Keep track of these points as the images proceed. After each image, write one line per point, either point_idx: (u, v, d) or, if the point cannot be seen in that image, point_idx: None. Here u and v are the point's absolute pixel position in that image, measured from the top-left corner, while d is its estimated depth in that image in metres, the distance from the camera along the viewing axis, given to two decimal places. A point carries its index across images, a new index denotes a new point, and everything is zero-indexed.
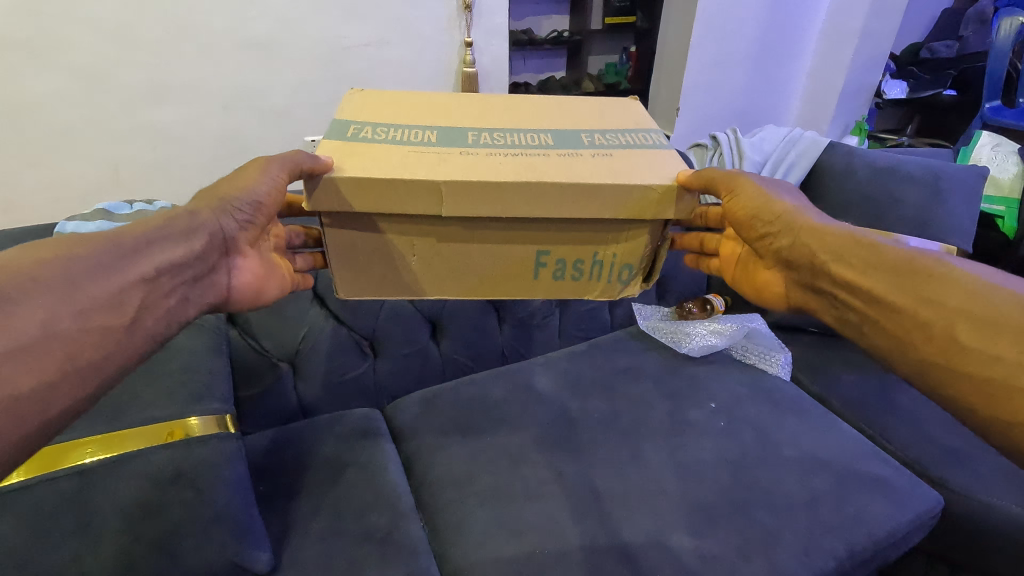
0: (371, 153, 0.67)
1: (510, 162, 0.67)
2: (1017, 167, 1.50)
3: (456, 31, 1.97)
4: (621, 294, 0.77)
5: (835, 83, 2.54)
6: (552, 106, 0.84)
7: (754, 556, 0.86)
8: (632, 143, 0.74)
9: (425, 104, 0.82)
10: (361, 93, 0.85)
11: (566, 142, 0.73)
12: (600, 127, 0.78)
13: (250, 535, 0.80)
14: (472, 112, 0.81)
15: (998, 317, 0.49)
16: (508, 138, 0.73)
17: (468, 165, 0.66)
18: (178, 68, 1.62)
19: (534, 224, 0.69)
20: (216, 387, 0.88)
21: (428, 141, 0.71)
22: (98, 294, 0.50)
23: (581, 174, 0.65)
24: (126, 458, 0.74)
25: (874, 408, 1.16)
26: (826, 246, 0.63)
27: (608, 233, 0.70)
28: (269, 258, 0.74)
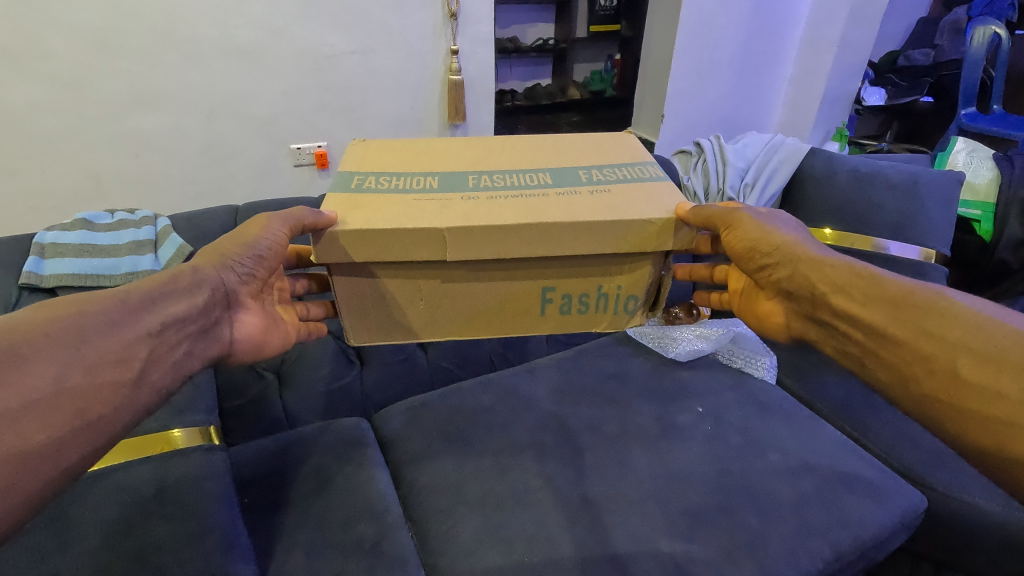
0: (373, 203, 0.67)
1: (509, 204, 0.67)
2: (992, 172, 1.49)
3: (442, 39, 2.06)
4: (629, 324, 0.77)
5: (815, 89, 2.59)
6: (548, 144, 0.85)
7: (740, 558, 0.86)
8: (629, 176, 0.74)
9: (426, 150, 0.82)
10: (363, 143, 0.85)
11: (563, 181, 0.73)
12: (598, 163, 0.78)
13: (236, 548, 0.74)
14: (468, 155, 0.81)
15: (999, 353, 0.50)
16: (506, 180, 0.73)
17: (469, 210, 0.66)
18: (161, 78, 1.77)
19: (539, 263, 0.69)
20: (198, 399, 0.89)
21: (429, 187, 0.71)
22: (107, 348, 0.50)
23: (582, 212, 0.66)
24: (107, 471, 0.76)
25: (857, 410, 1.18)
26: (825, 278, 0.64)
27: (615, 265, 0.70)
28: (272, 311, 0.73)
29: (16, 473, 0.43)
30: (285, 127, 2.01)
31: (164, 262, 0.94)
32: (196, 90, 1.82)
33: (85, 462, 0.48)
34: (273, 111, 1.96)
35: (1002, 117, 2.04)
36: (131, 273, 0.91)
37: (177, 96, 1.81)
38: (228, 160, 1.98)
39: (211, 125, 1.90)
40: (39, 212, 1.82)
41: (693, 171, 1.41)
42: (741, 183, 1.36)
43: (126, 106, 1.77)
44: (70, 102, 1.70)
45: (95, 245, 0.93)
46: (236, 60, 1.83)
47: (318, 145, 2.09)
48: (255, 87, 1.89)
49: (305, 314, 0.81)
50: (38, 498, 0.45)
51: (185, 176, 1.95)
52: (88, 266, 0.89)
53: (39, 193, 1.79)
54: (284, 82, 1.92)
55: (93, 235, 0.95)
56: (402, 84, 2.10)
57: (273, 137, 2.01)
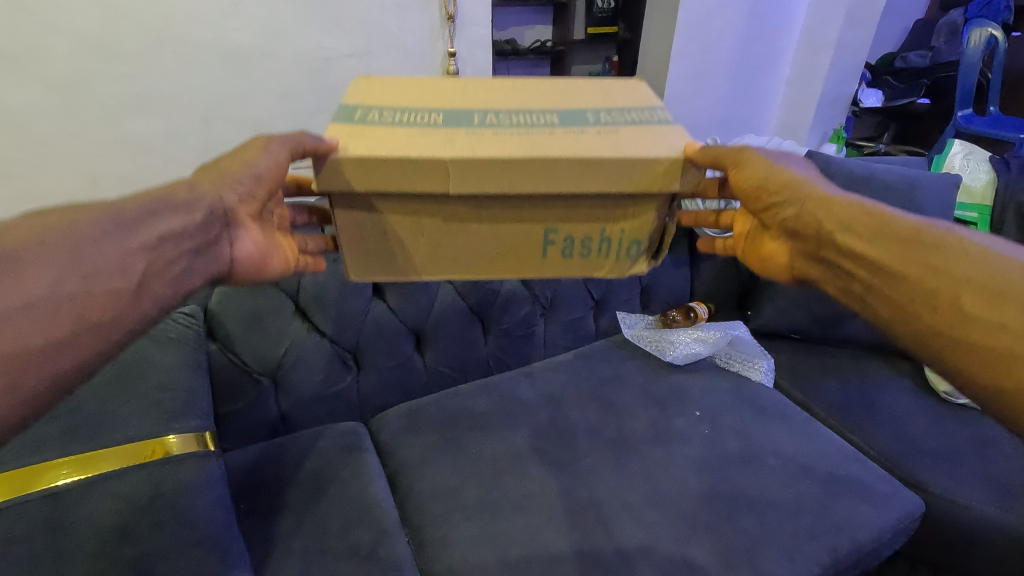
0: (375, 136, 0.67)
1: (514, 140, 0.67)
2: (988, 175, 1.48)
3: (440, 42, 1.99)
4: (629, 270, 0.77)
5: (813, 91, 2.59)
6: (559, 85, 0.83)
7: (741, 565, 0.86)
8: (638, 119, 0.74)
9: (431, 87, 0.81)
10: (368, 79, 0.84)
11: (570, 122, 0.73)
12: (606, 105, 0.77)
13: (231, 556, 0.77)
14: (474, 92, 0.80)
15: (1003, 285, 0.51)
16: (512, 116, 0.73)
17: (473, 144, 0.65)
18: None
19: (543, 203, 0.69)
20: (195, 404, 0.87)
21: (434, 121, 0.71)
22: (103, 256, 0.49)
23: (588, 150, 0.65)
24: (102, 478, 0.74)
25: (854, 413, 1.18)
26: (834, 216, 0.63)
27: (621, 205, 0.70)
28: (272, 237, 0.70)
29: (14, 370, 0.42)
30: None
31: None
32: None
33: (90, 369, 0.47)
34: None
35: (997, 120, 2.04)
36: None
37: None
38: None
39: None
40: None
41: None
42: None
43: None
44: None
45: None
46: None
47: None
48: None
49: (304, 245, 0.79)
50: (40, 401, 0.44)
51: None
52: None
53: None
54: None
55: None
56: None
57: None
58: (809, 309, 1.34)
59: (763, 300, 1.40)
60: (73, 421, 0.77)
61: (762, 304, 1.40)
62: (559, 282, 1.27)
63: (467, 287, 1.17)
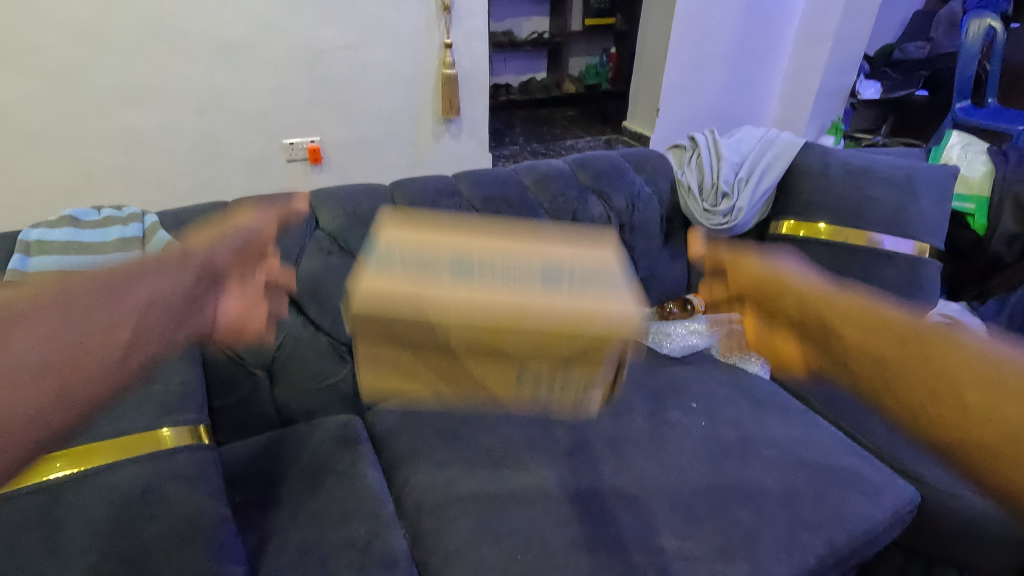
0: (399, 289, 0.93)
1: (490, 290, 0.87)
2: (986, 166, 1.47)
3: (435, 34, 2.04)
4: (571, 376, 0.96)
5: (810, 83, 2.58)
6: (541, 234, 1.07)
7: (735, 557, 0.86)
8: (593, 277, 0.91)
9: (456, 229, 1.01)
10: (392, 211, 1.11)
11: (553, 288, 0.84)
12: (579, 261, 0.96)
13: (223, 548, 0.75)
14: (491, 240, 0.97)
15: (1000, 378, 0.45)
16: (501, 261, 0.90)
17: (465, 297, 0.87)
18: (151, 73, 1.77)
19: (516, 332, 0.86)
20: (188, 397, 0.87)
21: (444, 275, 0.87)
22: (91, 319, 0.46)
23: (529, 307, 0.86)
24: (95, 473, 0.74)
25: (851, 405, 1.18)
26: (842, 316, 0.65)
27: (579, 339, 0.85)
28: (254, 292, 0.92)
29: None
30: (277, 122, 1.99)
31: None
32: (186, 84, 1.82)
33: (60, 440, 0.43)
34: (264, 107, 1.95)
35: (996, 111, 2.03)
36: None
37: (168, 91, 1.81)
38: (220, 157, 1.97)
39: (204, 120, 1.89)
40: (32, 210, 1.83)
41: (687, 165, 1.41)
42: (735, 177, 1.35)
43: (115, 102, 1.77)
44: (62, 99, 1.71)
45: (81, 242, 0.93)
46: (229, 54, 1.83)
47: (312, 141, 2.07)
48: (247, 82, 1.88)
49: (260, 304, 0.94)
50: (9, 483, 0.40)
51: (177, 172, 1.94)
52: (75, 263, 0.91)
53: (29, 190, 1.79)
54: (278, 77, 1.92)
55: (80, 232, 0.95)
56: (396, 78, 2.08)
57: (265, 132, 1.99)
58: None
59: None
60: None
61: None
62: None
63: None
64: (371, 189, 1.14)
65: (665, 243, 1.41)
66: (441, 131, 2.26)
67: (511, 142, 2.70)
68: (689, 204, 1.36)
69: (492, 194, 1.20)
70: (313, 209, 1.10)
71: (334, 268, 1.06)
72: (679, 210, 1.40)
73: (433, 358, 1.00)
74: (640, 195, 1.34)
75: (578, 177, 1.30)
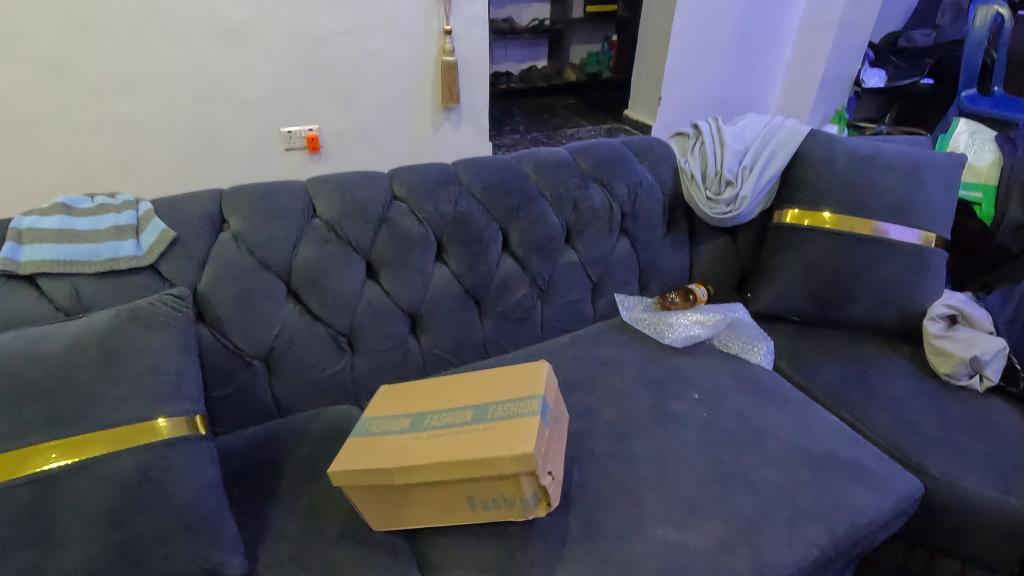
0: (378, 446, 0.88)
1: (436, 441, 0.85)
2: (993, 154, 1.45)
3: (434, 20, 2.01)
4: (531, 514, 0.86)
5: (815, 71, 2.55)
6: (478, 376, 1.01)
7: (737, 549, 0.85)
8: (511, 411, 0.88)
9: (424, 390, 1.01)
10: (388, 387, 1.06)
11: (476, 420, 0.88)
12: (497, 398, 0.92)
13: (223, 539, 0.78)
14: (449, 391, 0.98)
15: None
16: (446, 417, 0.92)
17: (407, 450, 0.85)
18: (147, 59, 1.74)
19: (463, 487, 0.83)
20: (184, 385, 0.84)
21: (400, 429, 0.91)
22: None
23: (471, 452, 0.81)
24: (90, 464, 0.73)
25: (854, 396, 1.16)
26: None
27: (486, 471, 0.80)
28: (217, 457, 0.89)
29: None
30: (274, 109, 1.97)
31: (146, 248, 0.94)
32: (180, 70, 1.79)
33: None
34: (261, 94, 1.92)
35: (1003, 99, 2.00)
36: (112, 258, 0.92)
37: (163, 78, 1.79)
38: (217, 145, 1.95)
39: (200, 108, 1.87)
40: (27, 199, 1.82)
41: (690, 153, 1.39)
42: (739, 166, 1.34)
43: (111, 89, 1.75)
44: (57, 86, 1.69)
45: (74, 230, 0.92)
46: (225, 41, 1.80)
47: (310, 129, 2.04)
48: (243, 69, 1.86)
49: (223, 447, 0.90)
50: None
51: (173, 161, 1.92)
52: (68, 253, 0.90)
53: (25, 178, 1.78)
54: (276, 64, 1.89)
55: (72, 219, 0.93)
56: (395, 66, 2.05)
57: (263, 120, 1.97)
58: (809, 291, 1.31)
59: (763, 282, 1.37)
60: (57, 401, 0.75)
61: (762, 287, 1.37)
62: (556, 264, 1.26)
63: (463, 268, 1.17)
64: (369, 175, 1.12)
65: (667, 232, 1.39)
66: (440, 120, 2.23)
67: (511, 131, 2.67)
68: (691, 193, 1.35)
69: (492, 183, 1.18)
70: (309, 197, 1.07)
71: (332, 257, 1.05)
72: (682, 197, 1.38)
73: (388, 434, 0.90)
74: (642, 183, 1.32)
75: (579, 164, 1.28)
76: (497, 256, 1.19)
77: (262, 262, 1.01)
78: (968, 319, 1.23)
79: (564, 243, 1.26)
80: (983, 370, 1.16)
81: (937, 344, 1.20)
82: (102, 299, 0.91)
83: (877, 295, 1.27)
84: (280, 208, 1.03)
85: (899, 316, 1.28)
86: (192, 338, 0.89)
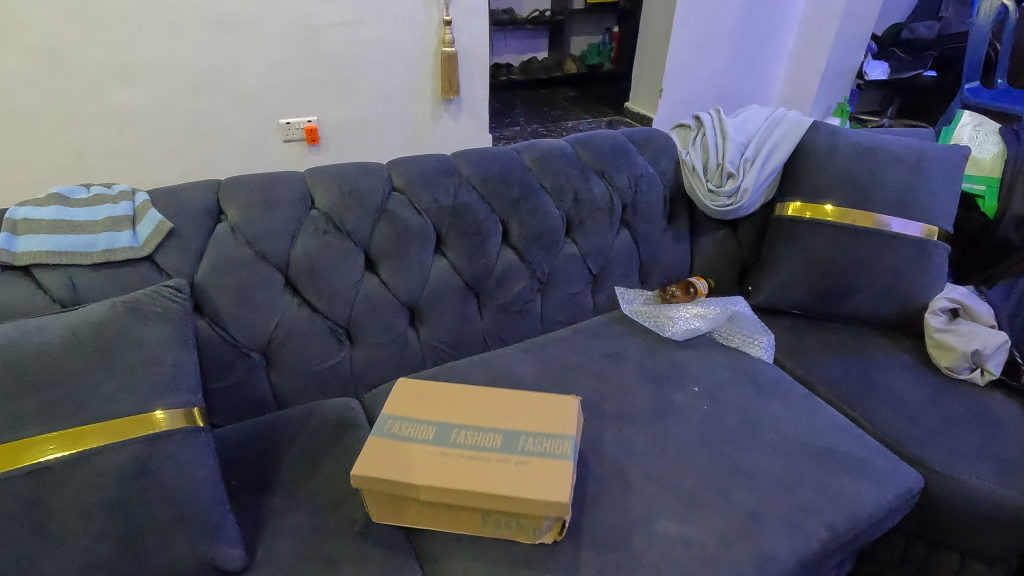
0: (405, 454, 0.85)
1: (467, 464, 0.84)
2: (997, 146, 1.44)
3: (434, 10, 1.99)
4: (541, 540, 0.84)
5: (818, 64, 2.53)
6: (507, 393, 0.97)
7: (736, 542, 0.85)
8: (545, 449, 0.87)
9: (450, 394, 0.97)
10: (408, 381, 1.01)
11: (507, 449, 0.86)
12: (532, 428, 0.90)
13: (221, 533, 0.79)
14: (479, 404, 0.95)
15: None
16: (476, 436, 0.89)
17: (437, 468, 0.83)
18: (143, 49, 1.73)
19: (480, 510, 0.82)
20: (181, 379, 0.83)
21: (426, 439, 0.88)
22: None
23: (505, 486, 0.80)
24: (86, 456, 0.72)
25: (855, 390, 1.16)
26: None
27: (518, 507, 0.80)
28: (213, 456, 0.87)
29: None
30: (273, 101, 1.95)
31: (142, 239, 0.93)
32: (176, 60, 1.77)
33: None
34: (259, 85, 1.91)
35: (1005, 92, 1.99)
36: (109, 250, 0.91)
37: (160, 68, 1.77)
38: (215, 136, 1.94)
39: (198, 99, 1.86)
40: (24, 190, 1.81)
41: (692, 145, 1.38)
42: (741, 159, 1.33)
43: (107, 79, 1.73)
44: (52, 75, 1.67)
45: (70, 221, 0.91)
46: (222, 31, 1.78)
47: (308, 120, 2.03)
48: (241, 59, 1.84)
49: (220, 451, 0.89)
50: None
51: (172, 152, 1.91)
52: (64, 244, 0.89)
53: (21, 168, 1.77)
54: (274, 54, 1.88)
55: (68, 210, 0.92)
56: (393, 57, 2.03)
57: (261, 111, 1.96)
58: (810, 284, 1.30)
59: (764, 276, 1.36)
60: (53, 393, 0.74)
61: (762, 280, 1.37)
62: (556, 257, 1.25)
63: (462, 261, 1.16)
64: (367, 167, 1.11)
65: (668, 225, 1.38)
66: (439, 112, 2.22)
67: (511, 123, 2.66)
68: (693, 185, 1.34)
69: (492, 174, 1.17)
70: (307, 188, 1.06)
71: (331, 249, 1.04)
72: (683, 190, 1.37)
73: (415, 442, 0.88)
74: (643, 176, 1.31)
75: (580, 156, 1.27)
76: (497, 248, 1.18)
77: (260, 253, 1.00)
78: (971, 312, 1.24)
79: (564, 235, 1.26)
80: (985, 364, 1.15)
81: (938, 338, 1.20)
82: (98, 290, 0.90)
83: (879, 289, 1.27)
84: (278, 199, 1.03)
85: (900, 310, 1.28)
86: (189, 331, 0.89)
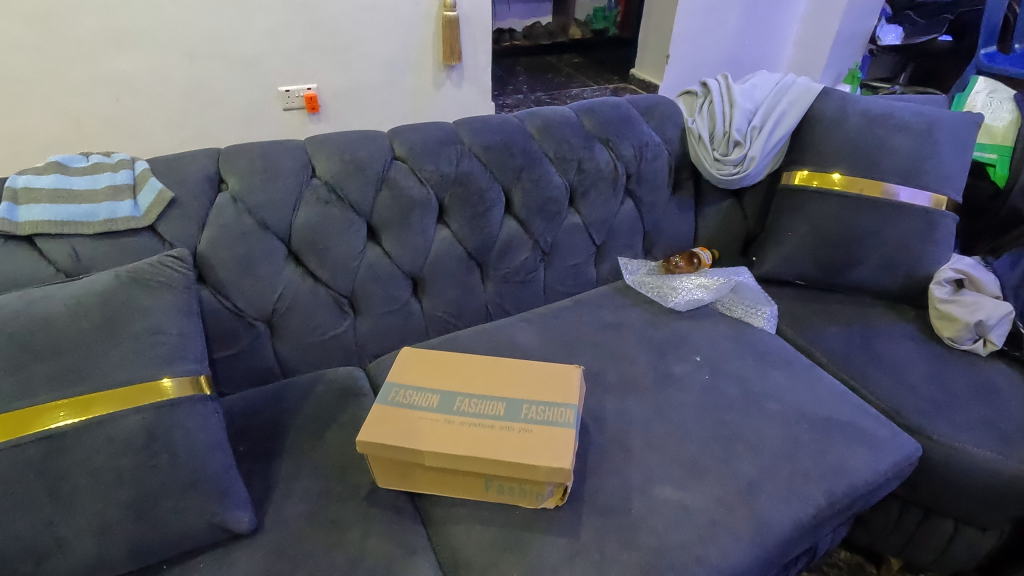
0: (410, 421, 0.86)
1: (470, 432, 0.85)
2: (1011, 114, 1.40)
3: None
4: (542, 504, 0.86)
5: (829, 28, 2.46)
6: (509, 364, 0.98)
7: (735, 508, 0.87)
8: (547, 418, 0.87)
9: (455, 363, 0.98)
10: (412, 350, 1.02)
11: (510, 417, 0.87)
12: (534, 397, 0.91)
13: (230, 497, 0.81)
14: (482, 374, 0.95)
15: None
16: (479, 404, 0.90)
17: (442, 435, 0.84)
18: (137, 13, 1.69)
19: (484, 475, 0.84)
20: (187, 347, 0.84)
21: (430, 407, 0.89)
22: None
23: (507, 453, 0.81)
24: (96, 422, 0.73)
25: (856, 360, 1.16)
26: None
27: (521, 474, 0.81)
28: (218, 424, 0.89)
29: None
30: (270, 68, 1.92)
31: (144, 208, 0.93)
32: (172, 26, 1.74)
33: None
34: (256, 51, 1.87)
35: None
36: (110, 219, 0.91)
37: (155, 34, 1.73)
38: (213, 104, 1.91)
39: (196, 66, 1.83)
40: (23, 160, 1.80)
41: (698, 113, 1.36)
42: (748, 126, 1.31)
43: (101, 45, 1.70)
44: (45, 42, 1.64)
45: (70, 190, 0.91)
46: None
47: (307, 88, 2.00)
48: (238, 25, 1.80)
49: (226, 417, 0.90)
50: None
51: (170, 121, 1.89)
52: (65, 213, 0.89)
53: (20, 138, 1.76)
54: (271, 20, 1.83)
55: (68, 179, 0.92)
56: (394, 22, 1.98)
57: (259, 78, 1.93)
58: (815, 254, 1.30)
59: (768, 247, 1.36)
60: (61, 361, 0.75)
61: (766, 251, 1.36)
62: (559, 227, 1.25)
63: (464, 231, 1.15)
64: (368, 135, 1.10)
65: (672, 195, 1.37)
66: (441, 79, 2.18)
67: (514, 90, 2.61)
68: (700, 153, 1.31)
69: (494, 142, 1.15)
70: (308, 157, 1.05)
71: (333, 219, 1.04)
72: (689, 158, 1.35)
73: (420, 410, 0.89)
74: (648, 144, 1.29)
75: (584, 124, 1.25)
76: (499, 218, 1.17)
77: (261, 222, 0.99)
78: (976, 283, 1.22)
79: (567, 205, 1.25)
80: (987, 335, 1.15)
81: (942, 309, 1.19)
82: (101, 260, 0.90)
83: (883, 260, 1.26)
84: (278, 168, 1.02)
85: (905, 281, 1.27)
86: (193, 299, 0.89)
